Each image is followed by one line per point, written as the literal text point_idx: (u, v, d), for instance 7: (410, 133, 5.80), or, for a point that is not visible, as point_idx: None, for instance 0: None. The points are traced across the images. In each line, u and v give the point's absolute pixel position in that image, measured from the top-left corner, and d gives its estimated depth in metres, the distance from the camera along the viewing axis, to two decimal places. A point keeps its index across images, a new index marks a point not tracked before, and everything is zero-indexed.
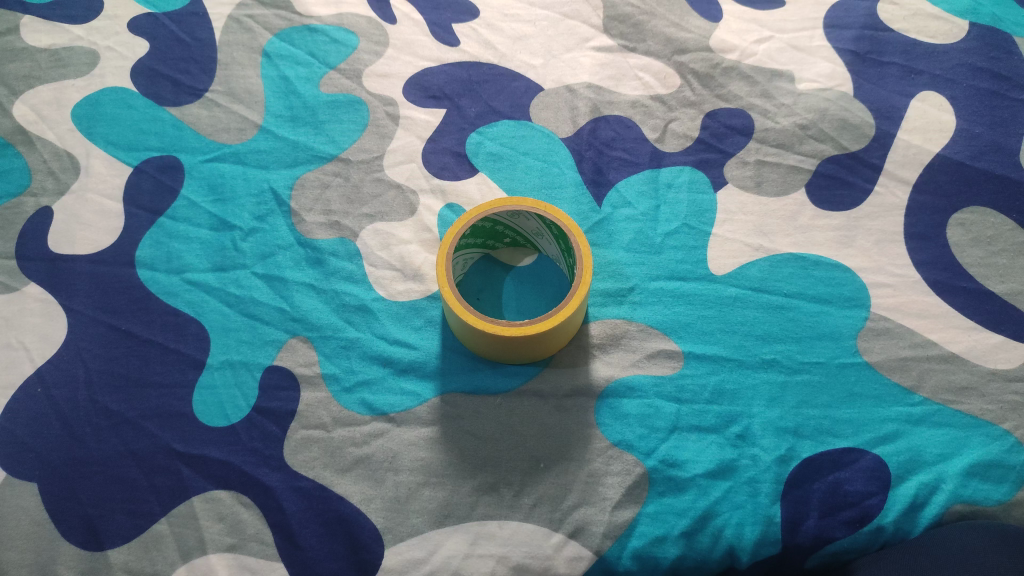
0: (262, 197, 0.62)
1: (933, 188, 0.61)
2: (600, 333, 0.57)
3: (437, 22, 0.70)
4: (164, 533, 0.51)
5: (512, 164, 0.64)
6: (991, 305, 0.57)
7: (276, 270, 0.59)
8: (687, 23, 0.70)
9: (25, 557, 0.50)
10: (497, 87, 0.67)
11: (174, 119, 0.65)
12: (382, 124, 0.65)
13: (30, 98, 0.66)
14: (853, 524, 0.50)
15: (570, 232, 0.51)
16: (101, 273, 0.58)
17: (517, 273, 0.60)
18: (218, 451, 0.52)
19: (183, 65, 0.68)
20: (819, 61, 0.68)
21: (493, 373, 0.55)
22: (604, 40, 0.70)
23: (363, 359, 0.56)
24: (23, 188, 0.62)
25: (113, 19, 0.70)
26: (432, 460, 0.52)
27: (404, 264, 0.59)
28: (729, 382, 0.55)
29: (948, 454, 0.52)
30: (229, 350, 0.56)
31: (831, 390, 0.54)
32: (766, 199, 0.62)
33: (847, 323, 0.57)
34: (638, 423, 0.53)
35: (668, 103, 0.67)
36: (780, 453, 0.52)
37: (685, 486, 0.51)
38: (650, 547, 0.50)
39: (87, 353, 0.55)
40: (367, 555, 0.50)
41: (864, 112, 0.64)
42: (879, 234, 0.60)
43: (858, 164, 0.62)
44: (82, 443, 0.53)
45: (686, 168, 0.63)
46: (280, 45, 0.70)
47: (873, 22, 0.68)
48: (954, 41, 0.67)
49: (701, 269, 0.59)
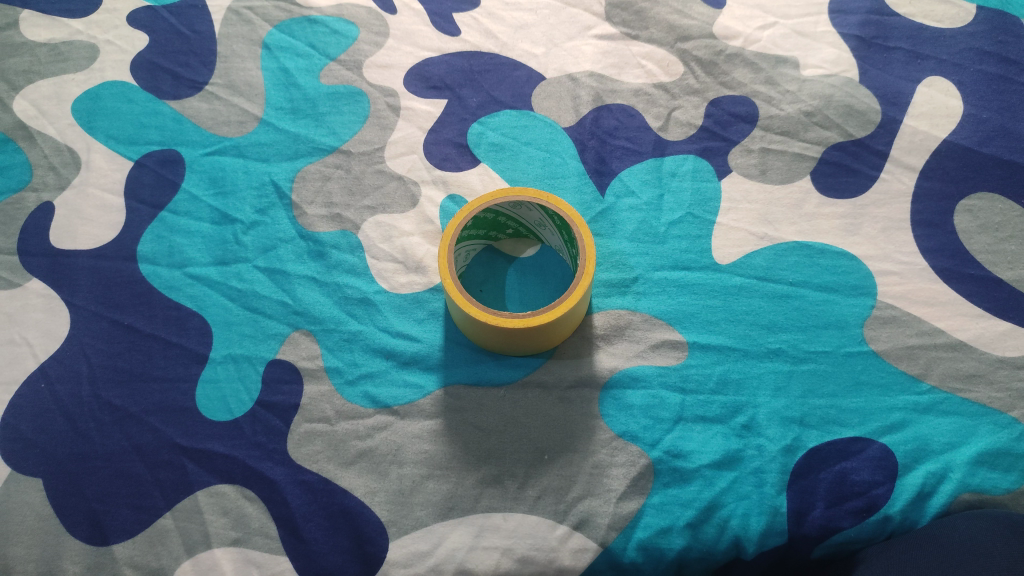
0: (263, 190, 0.62)
1: (940, 174, 0.60)
2: (603, 324, 0.56)
3: (438, 11, 0.70)
4: (168, 527, 0.51)
5: (514, 154, 0.63)
6: (1000, 292, 0.56)
7: (278, 264, 0.59)
8: (690, 10, 0.70)
9: (31, 552, 0.50)
10: (499, 76, 0.67)
11: (174, 112, 0.65)
12: (383, 115, 0.65)
13: (30, 93, 0.66)
14: (860, 513, 0.50)
15: (572, 222, 0.51)
16: (103, 268, 0.58)
17: (520, 264, 0.60)
18: (222, 445, 0.52)
19: (183, 58, 0.67)
20: (824, 47, 0.67)
21: (497, 365, 0.55)
22: (606, 28, 0.69)
23: (366, 351, 0.55)
24: (24, 184, 0.62)
25: (112, 12, 0.69)
26: (436, 452, 0.52)
27: (406, 256, 0.59)
28: (734, 372, 0.54)
29: (955, 443, 0.51)
30: (232, 344, 0.56)
31: (838, 379, 0.54)
32: (770, 187, 0.61)
33: (854, 312, 0.56)
34: (642, 414, 0.53)
35: (671, 91, 0.66)
36: (786, 443, 0.52)
37: (691, 477, 0.51)
38: (655, 538, 0.50)
39: (90, 348, 0.56)
40: (371, 548, 0.50)
41: (870, 98, 0.64)
42: (885, 222, 0.59)
43: (863, 150, 0.62)
44: (86, 438, 0.53)
45: (690, 156, 0.63)
46: (280, 36, 0.69)
47: (878, 6, 0.67)
48: (961, 25, 0.66)
49: (705, 258, 0.59)
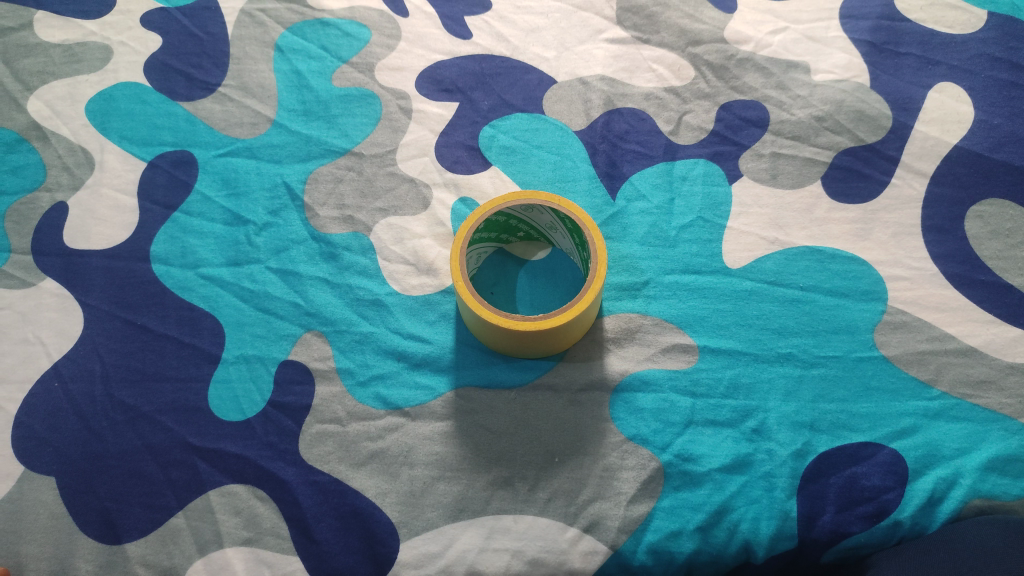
0: (275, 191, 0.62)
1: (951, 180, 0.60)
2: (614, 327, 0.56)
3: (450, 14, 0.70)
4: (181, 526, 0.51)
5: (525, 157, 0.63)
6: (1010, 298, 0.56)
7: (290, 264, 0.59)
8: (701, 14, 0.70)
9: (44, 550, 0.50)
10: (510, 79, 0.67)
11: (187, 114, 0.65)
12: (395, 117, 0.65)
13: (44, 93, 0.66)
14: (870, 518, 0.50)
15: (584, 226, 0.51)
16: (116, 268, 0.59)
17: (531, 267, 0.60)
18: (234, 445, 0.53)
19: (196, 60, 0.68)
20: (835, 52, 0.67)
21: (508, 367, 0.55)
22: (618, 32, 0.70)
23: (377, 353, 0.56)
24: (38, 184, 0.62)
25: (125, 14, 0.70)
26: (446, 454, 0.52)
27: (418, 258, 0.59)
28: (744, 376, 0.54)
29: (966, 449, 0.51)
30: (244, 344, 0.56)
31: (848, 384, 0.54)
32: (781, 191, 0.61)
33: (864, 317, 0.56)
34: (652, 418, 0.53)
35: (682, 95, 0.66)
36: (796, 448, 0.52)
37: (701, 480, 0.51)
38: (665, 542, 0.50)
39: (103, 348, 0.56)
40: (382, 549, 0.50)
41: (881, 103, 0.64)
42: (896, 227, 0.59)
43: (874, 156, 0.62)
44: (99, 437, 0.53)
45: (701, 160, 0.63)
46: (292, 38, 0.69)
47: (889, 12, 0.68)
48: (972, 31, 0.66)
49: (715, 262, 0.59)
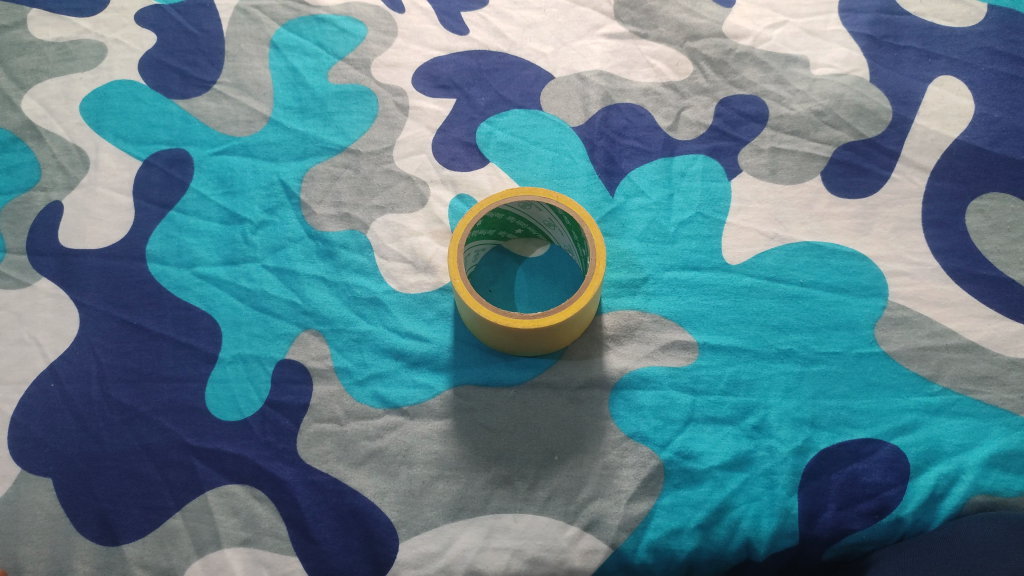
0: (272, 188, 0.61)
1: (952, 173, 0.60)
2: (613, 324, 0.56)
3: (446, 10, 0.70)
4: (178, 527, 0.51)
5: (523, 153, 0.63)
6: (1012, 293, 0.56)
7: (287, 263, 0.59)
8: (699, 9, 0.69)
9: (41, 552, 0.50)
10: (508, 76, 0.66)
11: (183, 111, 0.65)
12: (391, 114, 0.64)
13: (38, 92, 0.65)
14: (871, 515, 0.49)
15: (582, 222, 0.50)
16: (112, 268, 0.58)
17: (529, 265, 0.60)
18: (231, 445, 0.52)
19: (191, 57, 0.67)
20: (834, 46, 0.66)
21: (507, 365, 0.55)
22: (615, 27, 0.69)
23: (375, 351, 0.55)
24: (33, 183, 0.61)
25: (120, 11, 0.69)
26: (445, 452, 0.52)
27: (415, 255, 0.59)
28: (745, 373, 0.54)
29: (968, 444, 0.51)
30: (241, 344, 0.56)
31: (849, 380, 0.54)
32: (781, 186, 0.61)
33: (864, 312, 0.56)
34: (652, 415, 0.53)
35: (680, 90, 0.66)
36: (797, 444, 0.52)
37: (701, 478, 0.51)
38: (666, 540, 0.49)
39: (99, 348, 0.55)
40: (381, 549, 0.50)
41: (881, 97, 0.63)
42: (896, 221, 0.59)
43: (874, 150, 0.61)
44: (96, 438, 0.53)
45: (700, 156, 0.62)
46: (287, 35, 0.69)
47: (889, 6, 0.67)
48: (972, 24, 0.65)
49: (715, 258, 0.58)
